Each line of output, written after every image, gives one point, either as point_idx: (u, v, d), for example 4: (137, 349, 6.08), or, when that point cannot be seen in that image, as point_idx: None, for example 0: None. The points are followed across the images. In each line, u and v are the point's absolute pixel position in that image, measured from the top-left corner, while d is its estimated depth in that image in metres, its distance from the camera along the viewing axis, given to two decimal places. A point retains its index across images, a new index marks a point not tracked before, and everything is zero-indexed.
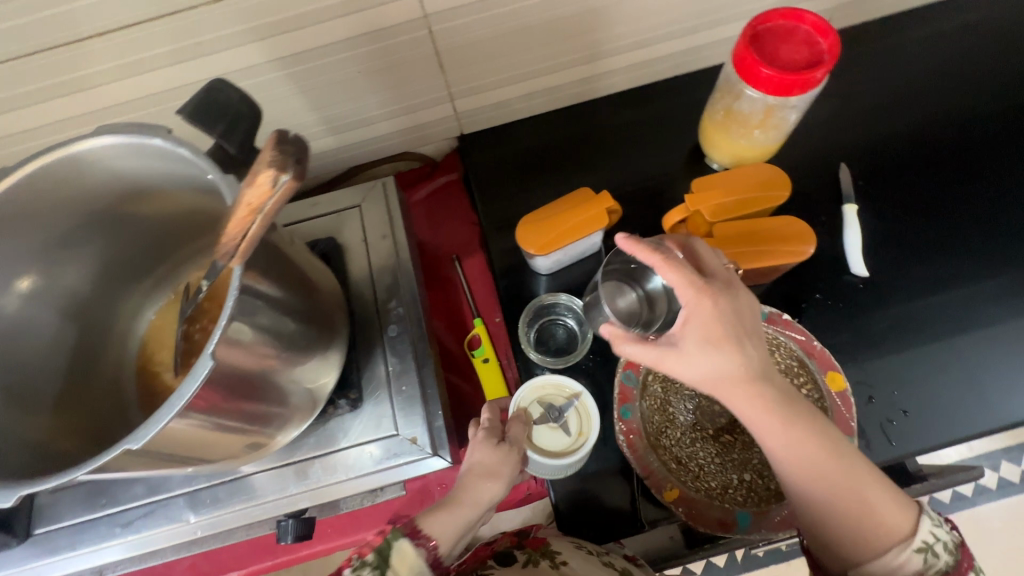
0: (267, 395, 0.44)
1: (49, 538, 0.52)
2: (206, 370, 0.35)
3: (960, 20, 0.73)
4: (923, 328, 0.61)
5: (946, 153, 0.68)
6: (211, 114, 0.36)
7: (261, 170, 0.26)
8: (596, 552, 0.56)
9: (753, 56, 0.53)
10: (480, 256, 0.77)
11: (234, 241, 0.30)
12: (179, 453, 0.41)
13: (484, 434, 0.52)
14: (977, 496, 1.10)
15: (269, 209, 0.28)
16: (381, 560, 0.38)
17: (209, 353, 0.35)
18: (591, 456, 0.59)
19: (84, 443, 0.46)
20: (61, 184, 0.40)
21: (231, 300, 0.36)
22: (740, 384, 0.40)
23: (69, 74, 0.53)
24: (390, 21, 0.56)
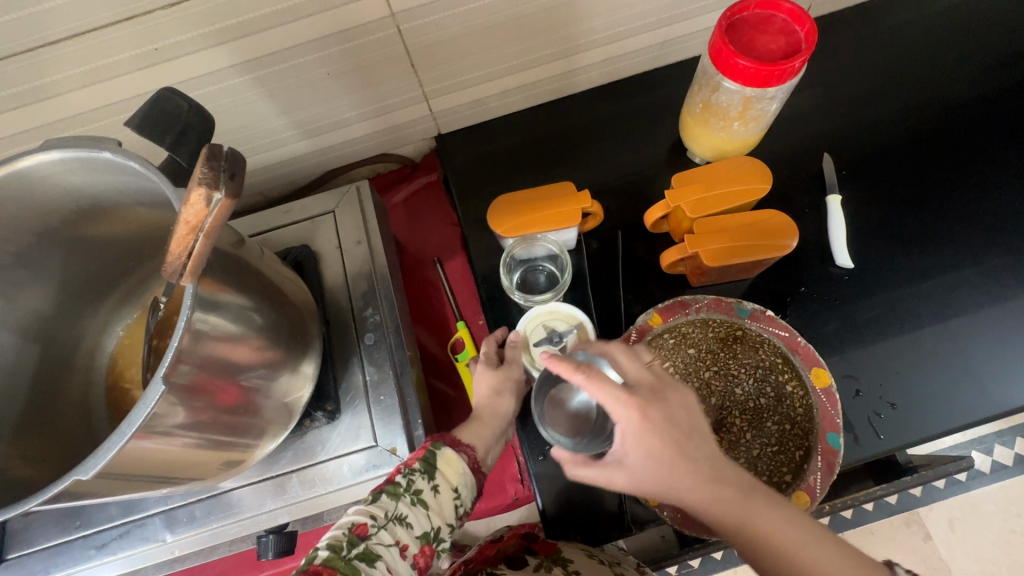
0: (236, 413, 0.43)
1: (21, 564, 0.51)
2: (156, 395, 0.33)
3: (940, 4, 0.72)
4: (910, 318, 0.60)
5: (929, 139, 0.67)
6: (160, 125, 0.34)
7: (189, 190, 0.25)
8: (604, 559, 0.64)
9: (728, 47, 0.52)
10: (462, 257, 0.76)
11: (180, 260, 0.28)
12: (144, 476, 0.39)
13: (485, 363, 0.59)
14: (971, 481, 1.09)
15: (209, 227, 0.27)
16: (428, 466, 0.48)
17: (160, 376, 0.33)
18: None
19: (50, 466, 0.44)
20: (10, 201, 0.39)
21: (185, 315, 0.34)
22: (689, 488, 0.40)
23: (24, 85, 0.51)
24: (356, 21, 0.54)
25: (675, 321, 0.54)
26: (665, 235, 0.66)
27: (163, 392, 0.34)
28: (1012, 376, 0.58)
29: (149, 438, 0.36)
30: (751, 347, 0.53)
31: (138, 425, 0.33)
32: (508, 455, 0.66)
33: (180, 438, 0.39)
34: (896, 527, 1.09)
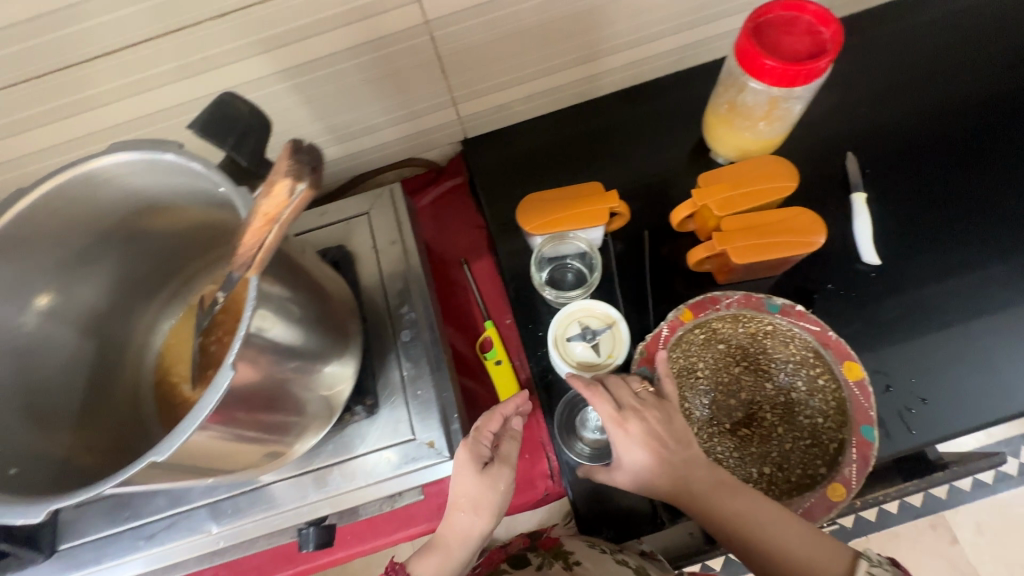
0: (284, 404, 0.45)
1: (74, 553, 0.53)
2: (226, 381, 0.35)
3: (961, 4, 0.73)
4: (938, 314, 0.61)
5: (952, 137, 0.68)
6: (221, 127, 0.36)
7: (278, 180, 0.27)
8: (609, 551, 0.57)
9: (755, 48, 0.53)
10: (489, 258, 0.77)
11: (252, 250, 0.30)
12: (199, 465, 0.41)
13: (470, 457, 0.49)
14: (998, 483, 1.08)
15: (286, 218, 0.29)
16: None
17: (230, 363, 0.35)
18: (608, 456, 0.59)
19: (107, 457, 0.46)
20: (76, 202, 0.41)
21: (249, 308, 0.35)
22: (671, 486, 0.46)
23: (80, 94, 0.53)
24: (392, 29, 0.56)
25: (706, 316, 0.55)
26: (691, 235, 0.67)
27: (233, 377, 0.35)
28: None
29: (209, 425, 0.37)
30: (781, 341, 0.54)
31: (209, 410, 0.34)
32: (538, 452, 0.67)
33: (236, 428, 0.40)
34: (922, 530, 1.08)
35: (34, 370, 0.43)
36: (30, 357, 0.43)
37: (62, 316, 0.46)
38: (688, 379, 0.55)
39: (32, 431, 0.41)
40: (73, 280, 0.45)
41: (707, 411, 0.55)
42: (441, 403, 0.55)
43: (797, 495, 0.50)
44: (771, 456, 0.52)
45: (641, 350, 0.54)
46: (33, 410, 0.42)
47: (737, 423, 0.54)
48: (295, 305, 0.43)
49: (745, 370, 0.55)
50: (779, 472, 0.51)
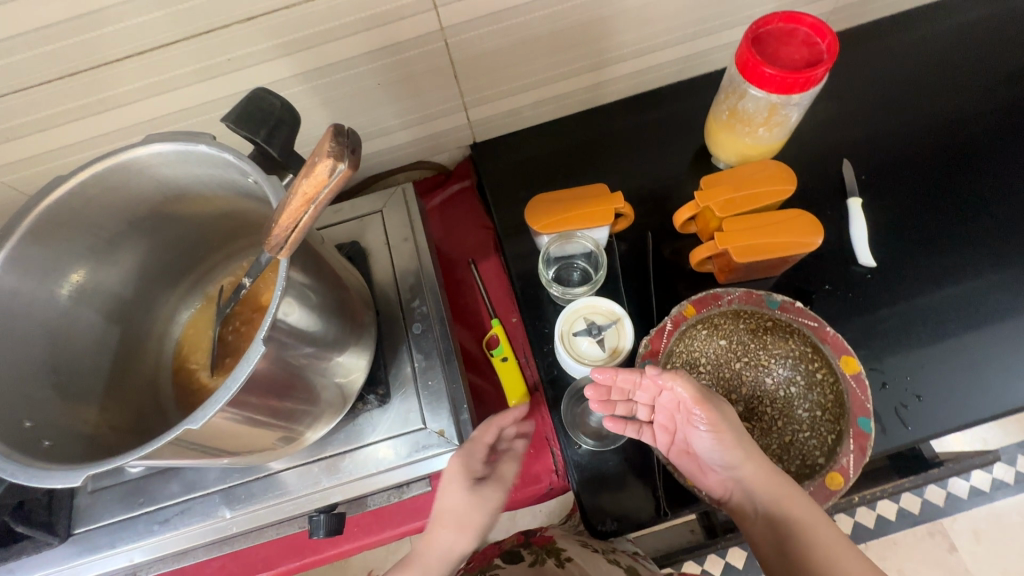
0: (301, 388, 0.46)
1: (90, 537, 0.54)
2: (257, 355, 0.38)
3: (951, 22, 0.76)
4: (932, 315, 0.63)
5: (944, 147, 0.71)
6: (254, 120, 0.39)
7: (320, 161, 0.29)
8: (602, 549, 0.59)
9: (755, 57, 0.56)
10: (496, 259, 0.79)
11: (287, 230, 0.33)
12: (217, 445, 0.42)
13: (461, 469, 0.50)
14: (994, 492, 1.09)
15: (323, 198, 0.31)
16: None
17: (261, 338, 0.38)
18: (611, 452, 0.60)
19: (128, 438, 0.48)
20: (111, 190, 0.43)
21: (280, 288, 0.38)
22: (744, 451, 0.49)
23: (109, 92, 0.56)
24: (409, 34, 0.59)
25: (708, 312, 0.56)
26: (693, 237, 0.69)
27: (263, 351, 0.38)
28: None
29: (233, 403, 0.39)
30: (781, 336, 0.56)
31: (241, 381, 0.37)
32: (543, 447, 0.68)
33: (257, 409, 0.42)
34: (920, 537, 1.08)
35: (62, 352, 0.45)
36: (59, 340, 0.45)
37: (89, 301, 0.47)
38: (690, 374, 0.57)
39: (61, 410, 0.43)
40: (102, 267, 0.47)
41: None
42: (451, 395, 0.56)
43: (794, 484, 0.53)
44: (770, 447, 0.55)
45: (647, 344, 0.56)
46: (61, 390, 0.44)
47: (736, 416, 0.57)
48: (316, 292, 0.44)
49: (747, 365, 0.57)
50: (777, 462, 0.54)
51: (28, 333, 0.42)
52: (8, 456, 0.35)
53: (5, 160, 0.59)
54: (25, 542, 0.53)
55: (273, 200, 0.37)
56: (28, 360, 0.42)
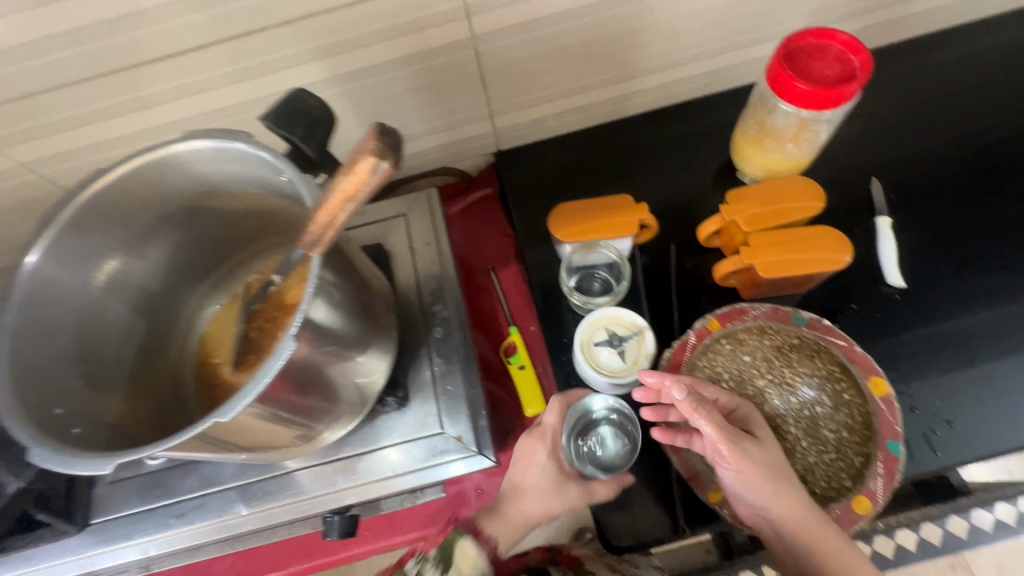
0: (323, 386, 0.46)
1: (106, 528, 0.55)
2: (287, 351, 0.38)
3: (985, 42, 0.75)
4: (962, 339, 0.61)
5: (977, 168, 0.69)
6: (291, 119, 0.39)
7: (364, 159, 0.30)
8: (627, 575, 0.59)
9: (786, 73, 0.55)
10: (515, 267, 0.79)
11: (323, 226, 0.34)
12: (240, 439, 0.43)
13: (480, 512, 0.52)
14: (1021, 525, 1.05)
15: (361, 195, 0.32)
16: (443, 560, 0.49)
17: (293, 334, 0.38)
18: (631, 468, 0.58)
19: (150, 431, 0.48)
20: (147, 184, 0.43)
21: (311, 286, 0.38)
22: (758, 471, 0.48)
23: (147, 91, 0.57)
24: (440, 41, 0.60)
25: (734, 326, 0.56)
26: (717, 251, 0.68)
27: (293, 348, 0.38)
28: None
29: (261, 398, 0.40)
30: (807, 353, 0.55)
31: (272, 376, 0.37)
32: None
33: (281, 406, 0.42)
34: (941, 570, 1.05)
35: (91, 342, 0.45)
36: (89, 330, 0.45)
37: (119, 293, 0.48)
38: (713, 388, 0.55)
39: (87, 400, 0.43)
40: (136, 259, 0.48)
41: None
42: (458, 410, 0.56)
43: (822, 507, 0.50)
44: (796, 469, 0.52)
45: (669, 356, 0.56)
46: (89, 380, 0.44)
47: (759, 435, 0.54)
48: (343, 292, 0.45)
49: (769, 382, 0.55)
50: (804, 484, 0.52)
51: (61, 321, 0.43)
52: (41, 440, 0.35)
53: (43, 154, 0.61)
54: (44, 530, 0.54)
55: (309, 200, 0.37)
56: (59, 348, 0.42)
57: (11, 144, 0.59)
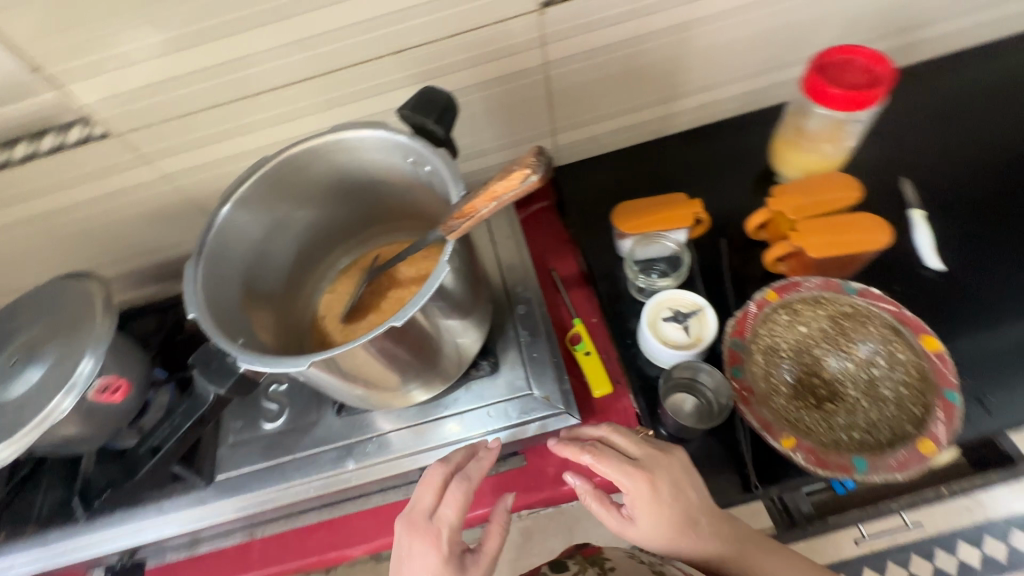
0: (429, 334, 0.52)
1: (229, 484, 0.61)
2: (444, 271, 0.46)
3: (991, 62, 0.83)
4: (1022, 326, 0.63)
5: (1005, 168, 0.75)
6: (425, 106, 0.49)
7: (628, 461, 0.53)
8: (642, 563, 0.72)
9: (821, 82, 0.64)
10: (584, 289, 0.83)
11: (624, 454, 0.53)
12: (352, 369, 0.49)
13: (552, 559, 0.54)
14: None
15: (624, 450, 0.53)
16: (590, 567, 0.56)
17: (446, 262, 0.46)
18: (711, 446, 0.63)
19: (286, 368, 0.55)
20: (303, 164, 0.52)
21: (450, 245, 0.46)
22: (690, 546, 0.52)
23: (276, 111, 0.69)
24: (517, 67, 0.71)
25: (790, 297, 0.62)
26: (763, 244, 0.75)
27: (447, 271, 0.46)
28: None
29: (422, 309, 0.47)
30: (860, 321, 0.60)
31: (434, 289, 0.45)
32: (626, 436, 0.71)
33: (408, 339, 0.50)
34: None
35: (246, 286, 0.53)
36: (247, 281, 0.53)
37: (267, 259, 0.56)
38: (772, 356, 0.60)
39: (241, 316, 0.50)
40: (281, 236, 0.57)
41: (792, 382, 0.59)
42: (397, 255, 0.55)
43: (890, 449, 0.53)
44: (859, 423, 0.56)
45: (733, 323, 0.62)
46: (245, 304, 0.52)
47: (822, 397, 0.58)
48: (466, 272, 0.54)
49: (864, 323, 0.59)
50: (869, 435, 0.55)
51: (232, 277, 0.51)
52: (245, 352, 0.43)
53: (181, 166, 0.73)
54: (177, 483, 0.61)
55: (453, 170, 0.48)
56: (225, 287, 0.49)
57: (161, 157, 0.71)
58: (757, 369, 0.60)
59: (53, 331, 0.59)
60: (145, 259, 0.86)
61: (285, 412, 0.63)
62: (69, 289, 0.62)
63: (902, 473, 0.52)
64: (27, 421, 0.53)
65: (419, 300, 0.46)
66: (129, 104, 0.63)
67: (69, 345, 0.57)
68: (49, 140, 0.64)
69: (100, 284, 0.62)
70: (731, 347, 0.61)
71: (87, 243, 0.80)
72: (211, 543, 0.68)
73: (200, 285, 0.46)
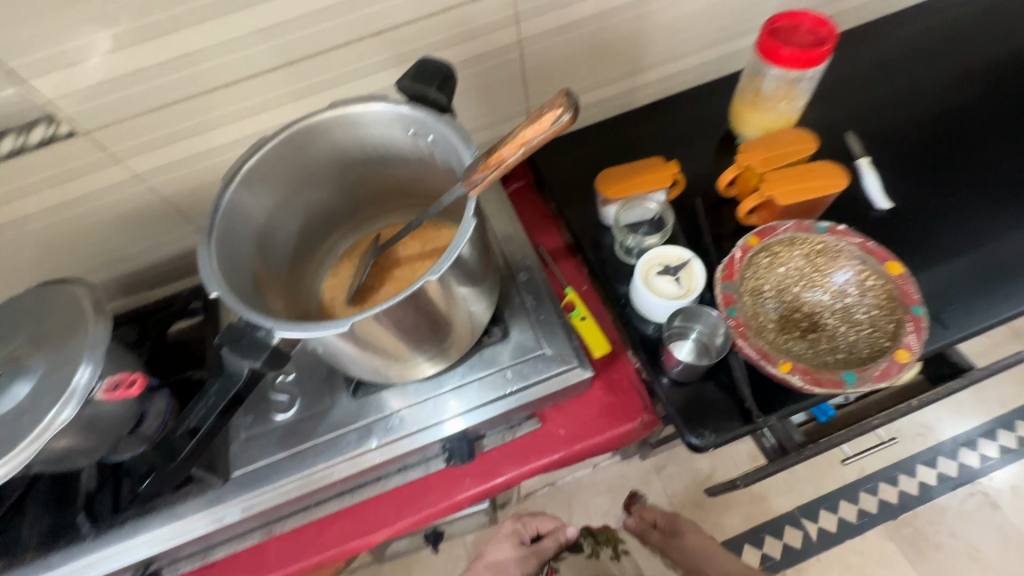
0: (448, 302, 0.53)
1: (246, 479, 0.59)
2: (471, 226, 0.47)
3: (906, 28, 0.94)
4: (961, 251, 0.72)
5: (930, 117, 0.84)
6: (426, 76, 0.51)
7: None
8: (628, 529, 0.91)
9: (774, 44, 0.70)
10: (573, 260, 0.86)
11: None
12: (380, 340, 0.50)
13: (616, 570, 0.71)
14: (983, 467, 1.26)
15: None
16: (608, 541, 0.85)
17: (471, 218, 0.48)
18: (711, 386, 0.67)
19: None
20: (305, 142, 0.52)
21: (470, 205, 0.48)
22: None
23: (253, 101, 0.68)
24: (494, 46, 0.73)
25: (769, 240, 0.67)
26: (734, 201, 0.81)
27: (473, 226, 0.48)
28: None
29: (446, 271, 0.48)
30: (832, 255, 0.66)
31: (464, 243, 0.47)
32: (630, 390, 0.75)
33: (435, 304, 0.51)
34: (962, 499, 1.24)
35: (257, 269, 0.52)
36: (256, 265, 0.53)
37: (273, 244, 0.56)
38: (759, 294, 0.66)
39: (258, 297, 0.50)
40: (282, 220, 0.56)
41: (779, 318, 0.65)
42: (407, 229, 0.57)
43: (871, 364, 0.59)
44: (840, 346, 0.62)
45: (722, 269, 0.66)
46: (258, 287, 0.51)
47: (806, 328, 0.64)
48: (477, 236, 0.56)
49: (836, 257, 0.66)
50: (851, 355, 0.61)
51: (242, 260, 0.50)
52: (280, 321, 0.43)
53: (153, 164, 0.70)
54: (189, 487, 0.58)
55: (459, 132, 0.49)
56: (238, 268, 0.49)
57: (132, 155, 0.68)
58: (748, 306, 0.64)
59: (38, 339, 0.55)
60: (113, 269, 0.82)
61: (297, 401, 0.62)
62: (48, 296, 0.58)
63: (886, 382, 0.57)
64: (22, 434, 0.49)
65: (449, 255, 0.47)
66: (97, 98, 0.60)
67: (59, 351, 0.53)
68: (8, 141, 0.60)
69: (83, 288, 0.59)
70: (724, 289, 0.65)
71: (48, 255, 0.75)
72: (226, 548, 0.66)
73: (217, 264, 0.45)
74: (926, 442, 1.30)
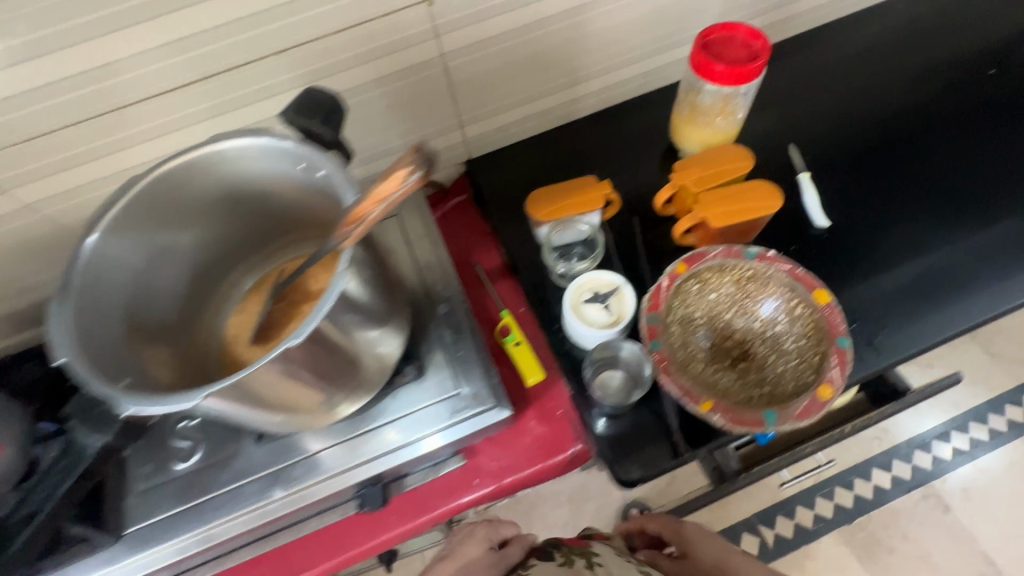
0: (345, 349, 0.50)
1: (143, 535, 0.56)
2: (341, 283, 0.44)
3: (851, 35, 0.91)
4: (895, 272, 0.71)
5: (872, 129, 0.82)
6: (311, 109, 0.47)
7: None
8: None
9: (707, 58, 0.67)
10: (511, 280, 0.83)
11: None
12: (268, 398, 0.47)
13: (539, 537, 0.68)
14: (936, 470, 1.27)
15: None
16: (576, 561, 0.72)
17: (343, 272, 0.44)
18: (640, 418, 0.65)
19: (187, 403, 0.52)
20: (179, 182, 0.49)
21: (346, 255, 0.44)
22: None
23: (150, 124, 0.63)
24: (414, 61, 0.69)
25: (698, 267, 0.64)
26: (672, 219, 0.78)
27: (344, 282, 0.44)
28: (957, 305, 0.68)
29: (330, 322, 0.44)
30: (762, 282, 0.64)
31: (329, 305, 0.43)
32: (563, 420, 0.72)
33: (324, 357, 0.47)
34: (915, 502, 1.25)
35: (131, 320, 0.50)
36: (130, 315, 0.50)
37: (155, 287, 0.52)
38: (688, 323, 0.63)
39: (127, 354, 0.47)
40: (168, 260, 0.53)
41: (708, 347, 0.63)
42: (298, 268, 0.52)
43: (794, 399, 0.58)
44: (767, 378, 0.60)
45: (647, 300, 0.63)
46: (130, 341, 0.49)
47: (735, 357, 0.62)
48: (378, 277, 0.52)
49: (766, 284, 0.63)
50: (776, 388, 0.59)
51: (110, 313, 0.47)
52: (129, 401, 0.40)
53: (44, 193, 0.65)
54: (80, 545, 0.55)
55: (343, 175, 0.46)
56: (99, 326, 0.46)
57: (18, 184, 0.63)
58: (675, 338, 0.62)
59: None
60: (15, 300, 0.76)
61: (200, 448, 0.59)
62: None
63: (806, 420, 0.56)
64: None
65: (317, 315, 0.43)
66: None
67: None
68: None
69: None
70: (648, 321, 0.62)
71: None
72: None
73: (65, 328, 0.42)
74: (880, 445, 1.30)
